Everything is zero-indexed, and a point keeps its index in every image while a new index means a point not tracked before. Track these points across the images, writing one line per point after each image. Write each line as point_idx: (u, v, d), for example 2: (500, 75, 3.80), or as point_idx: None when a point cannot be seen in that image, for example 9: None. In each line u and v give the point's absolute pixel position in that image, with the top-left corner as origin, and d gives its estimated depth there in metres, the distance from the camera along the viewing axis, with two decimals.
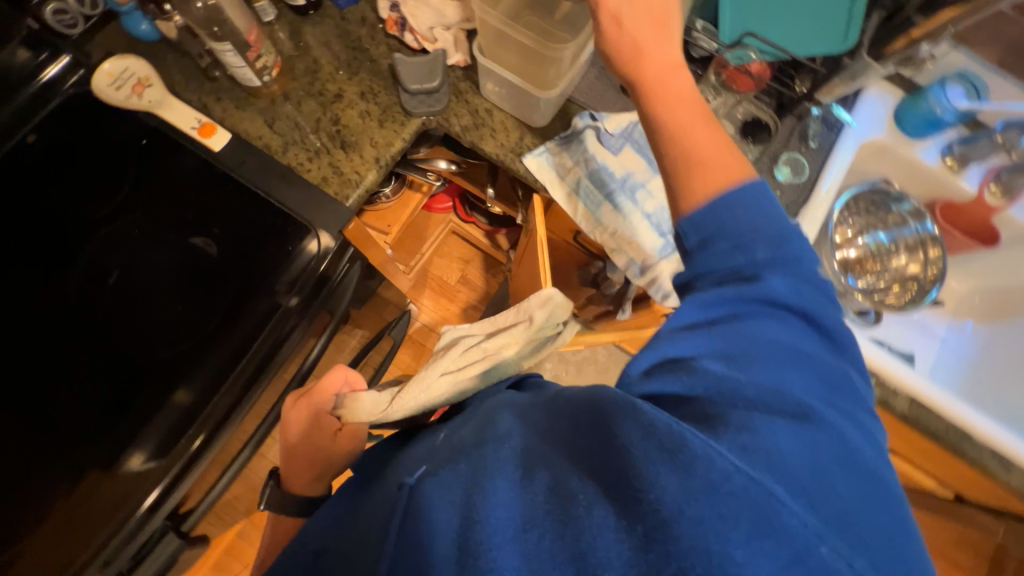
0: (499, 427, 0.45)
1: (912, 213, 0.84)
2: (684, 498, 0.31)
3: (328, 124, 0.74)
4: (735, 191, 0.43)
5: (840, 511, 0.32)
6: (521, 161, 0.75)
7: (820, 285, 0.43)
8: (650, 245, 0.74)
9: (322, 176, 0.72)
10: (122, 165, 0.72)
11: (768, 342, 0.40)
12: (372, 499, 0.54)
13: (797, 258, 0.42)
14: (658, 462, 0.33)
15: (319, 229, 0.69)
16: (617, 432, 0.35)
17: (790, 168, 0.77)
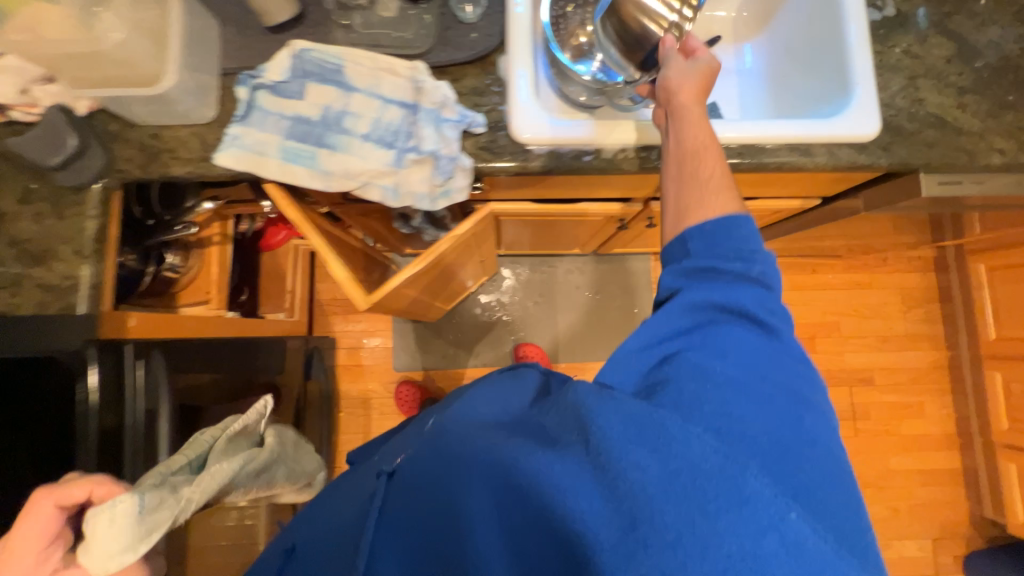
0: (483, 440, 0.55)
1: None
2: (647, 477, 0.40)
3: (6, 248, 0.66)
4: (722, 225, 0.56)
5: (767, 455, 0.44)
6: (216, 163, 0.68)
7: (758, 283, 0.55)
8: (384, 163, 0.68)
9: (38, 301, 0.65)
10: None
11: (772, 382, 0.49)
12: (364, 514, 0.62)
13: (727, 236, 0.56)
14: (637, 446, 0.42)
15: (60, 350, 0.63)
16: (595, 414, 0.45)
17: (471, 5, 0.72)
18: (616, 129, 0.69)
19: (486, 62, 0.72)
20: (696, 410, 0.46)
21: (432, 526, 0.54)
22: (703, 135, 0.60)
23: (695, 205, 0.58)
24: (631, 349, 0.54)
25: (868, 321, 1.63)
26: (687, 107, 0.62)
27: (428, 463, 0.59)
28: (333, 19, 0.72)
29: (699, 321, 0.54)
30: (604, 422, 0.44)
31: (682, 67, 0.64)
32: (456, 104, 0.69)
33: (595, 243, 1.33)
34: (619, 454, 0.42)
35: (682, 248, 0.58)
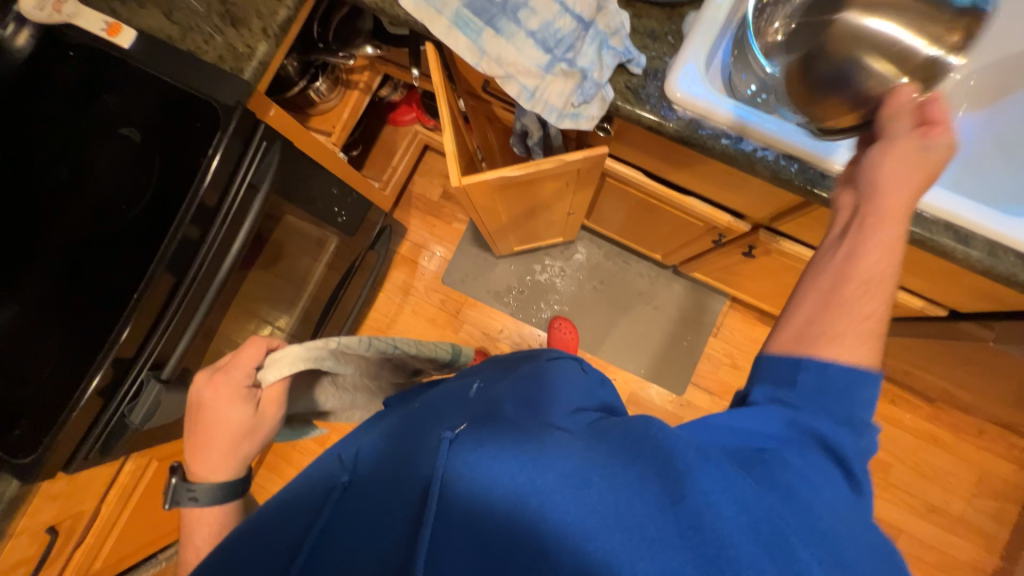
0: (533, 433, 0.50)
1: None
2: (729, 528, 0.38)
3: (218, 5, 0.78)
4: (845, 372, 0.48)
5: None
6: (399, 4, 0.74)
7: (854, 426, 0.47)
8: (535, 64, 0.70)
9: (219, 55, 0.77)
10: (51, 75, 0.79)
11: (869, 529, 0.42)
12: (397, 447, 0.59)
13: (843, 387, 0.48)
14: (759, 550, 0.37)
15: (221, 100, 0.75)
16: (695, 483, 0.41)
17: None
18: (767, 124, 0.64)
19: (674, 12, 0.70)
20: (799, 505, 0.41)
21: (502, 513, 0.42)
22: (883, 259, 0.51)
23: (845, 332, 0.49)
24: (716, 426, 0.47)
25: (924, 482, 1.43)
26: (889, 217, 0.52)
27: (491, 432, 0.50)
28: None
29: (792, 432, 0.46)
30: (707, 491, 0.40)
31: (911, 146, 0.54)
32: (626, 37, 0.68)
33: (680, 255, 1.28)
34: (724, 521, 0.39)
35: (790, 371, 0.50)
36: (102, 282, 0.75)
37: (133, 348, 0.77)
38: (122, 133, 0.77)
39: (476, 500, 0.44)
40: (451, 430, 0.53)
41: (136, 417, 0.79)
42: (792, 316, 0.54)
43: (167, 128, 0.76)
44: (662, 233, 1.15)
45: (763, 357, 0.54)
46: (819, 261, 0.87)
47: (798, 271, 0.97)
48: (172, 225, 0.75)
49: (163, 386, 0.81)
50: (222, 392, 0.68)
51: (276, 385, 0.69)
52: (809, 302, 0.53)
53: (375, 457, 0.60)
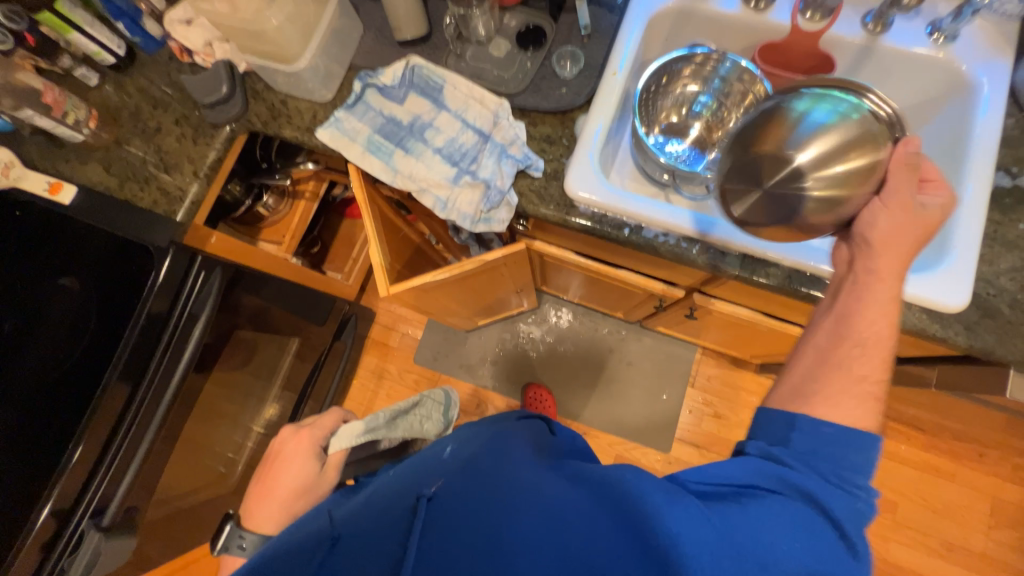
0: (497, 480, 0.53)
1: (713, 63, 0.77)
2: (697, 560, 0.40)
3: (153, 155, 0.84)
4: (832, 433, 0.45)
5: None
6: (316, 136, 0.80)
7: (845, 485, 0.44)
8: (444, 177, 0.75)
9: (154, 200, 0.82)
10: None
11: None
12: (379, 499, 0.59)
13: (834, 450, 0.45)
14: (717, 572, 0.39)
15: (156, 243, 0.80)
16: (662, 515, 0.43)
17: (570, 62, 0.76)
18: (664, 211, 0.68)
19: (568, 117, 0.75)
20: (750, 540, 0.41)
21: (478, 537, 0.46)
22: (877, 322, 0.49)
23: (850, 395, 0.47)
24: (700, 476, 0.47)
25: (935, 517, 1.35)
26: (883, 275, 0.50)
27: (470, 489, 0.52)
28: (451, 45, 0.79)
29: (766, 483, 0.45)
30: (672, 526, 0.42)
31: (902, 207, 0.49)
32: (523, 145, 0.73)
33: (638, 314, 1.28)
34: (691, 552, 0.40)
35: (783, 430, 0.48)
36: (41, 429, 0.76)
37: (77, 495, 0.76)
38: (63, 283, 0.80)
39: (460, 531, 0.48)
40: (430, 488, 0.54)
41: (75, 571, 0.75)
42: (790, 374, 0.53)
43: (107, 271, 0.79)
44: (612, 298, 1.16)
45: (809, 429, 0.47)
46: (757, 319, 0.88)
47: (746, 327, 0.97)
48: (109, 366, 0.77)
49: (103, 534, 0.77)
50: (305, 444, 0.89)
51: (339, 451, 0.92)
52: (805, 360, 0.52)
53: (360, 510, 0.57)
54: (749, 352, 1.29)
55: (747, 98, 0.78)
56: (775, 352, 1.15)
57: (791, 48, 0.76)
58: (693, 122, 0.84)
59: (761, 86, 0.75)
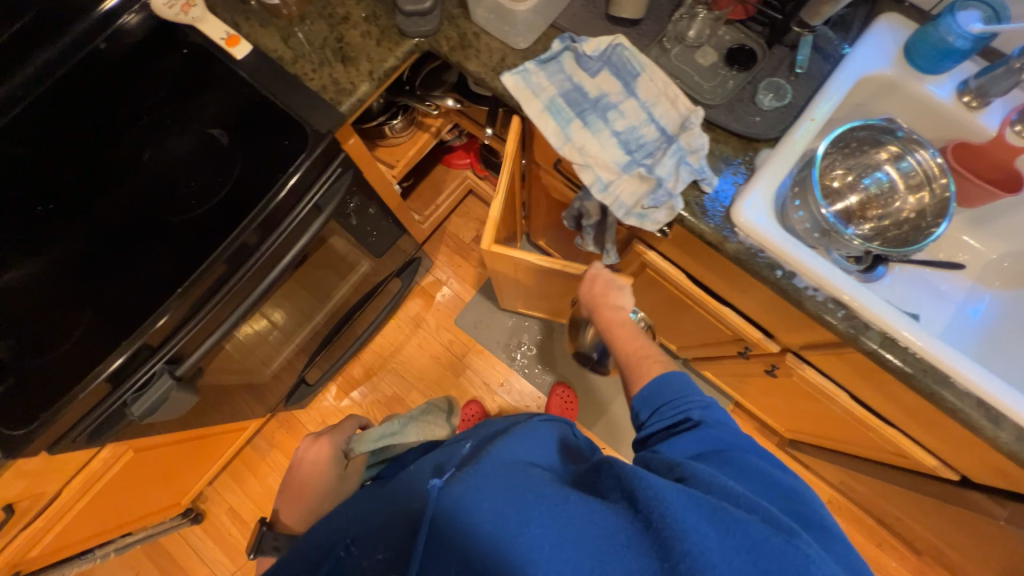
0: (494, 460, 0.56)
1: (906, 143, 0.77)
2: (685, 528, 0.44)
3: (333, 42, 0.83)
4: (710, 428, 0.61)
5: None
6: (499, 79, 0.79)
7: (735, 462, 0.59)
8: (615, 162, 0.75)
9: (322, 85, 0.81)
10: (158, 64, 0.84)
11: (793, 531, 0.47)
12: (394, 491, 0.62)
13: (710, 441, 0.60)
14: (700, 523, 0.44)
15: (314, 126, 0.79)
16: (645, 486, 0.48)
17: (773, 94, 0.75)
18: (821, 267, 0.68)
19: (750, 146, 0.75)
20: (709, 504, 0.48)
21: (495, 505, 0.48)
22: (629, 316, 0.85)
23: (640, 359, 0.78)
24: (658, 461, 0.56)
25: None
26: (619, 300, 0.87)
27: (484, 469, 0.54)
28: (659, 38, 0.79)
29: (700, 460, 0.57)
30: (655, 498, 0.46)
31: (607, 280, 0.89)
32: (703, 157, 0.73)
33: (696, 352, 1.29)
34: (682, 526, 0.44)
35: (678, 441, 0.60)
36: (154, 264, 0.76)
37: (164, 338, 0.76)
38: (210, 133, 0.80)
39: (487, 508, 0.48)
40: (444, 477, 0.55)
41: (138, 409, 0.76)
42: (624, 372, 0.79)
43: (258, 136, 0.79)
44: (685, 330, 1.17)
45: (716, 444, 0.59)
46: (840, 397, 0.88)
47: (817, 400, 0.98)
48: (237, 228, 0.76)
49: (176, 382, 0.79)
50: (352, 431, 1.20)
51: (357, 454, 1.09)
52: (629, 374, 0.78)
53: (372, 509, 0.61)
54: (786, 424, 1.29)
55: (924, 186, 0.78)
56: (820, 433, 1.16)
57: (984, 155, 0.76)
58: (854, 192, 0.83)
59: (946, 179, 0.75)
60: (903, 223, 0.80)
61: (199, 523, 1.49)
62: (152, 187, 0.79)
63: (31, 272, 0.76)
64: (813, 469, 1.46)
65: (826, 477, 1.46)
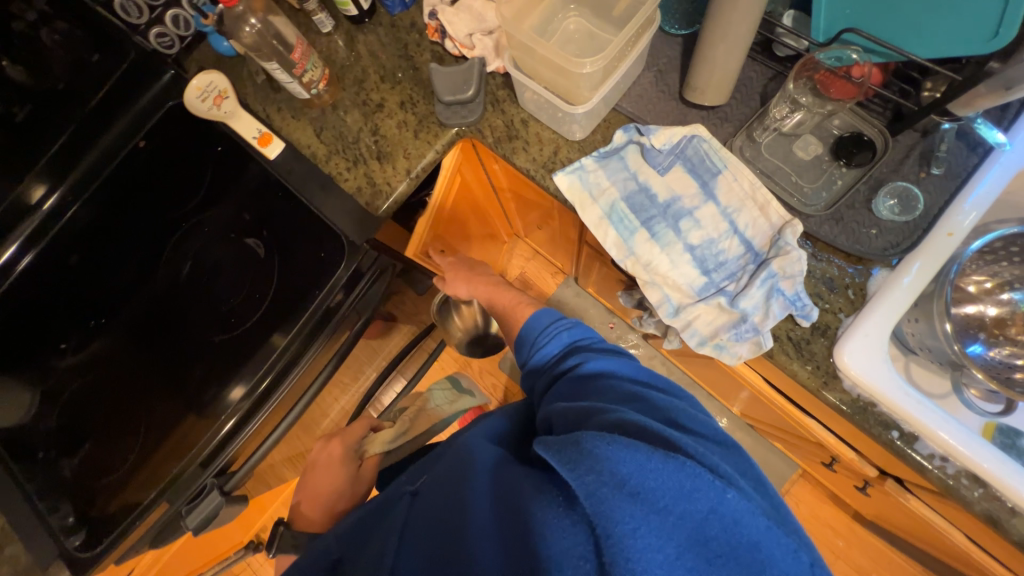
0: (454, 461, 0.57)
1: None
2: (617, 482, 0.40)
3: (368, 134, 0.75)
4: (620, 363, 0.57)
5: (767, 575, 0.39)
6: (552, 178, 0.69)
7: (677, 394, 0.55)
8: (689, 283, 0.64)
9: (358, 186, 0.74)
10: (196, 165, 0.82)
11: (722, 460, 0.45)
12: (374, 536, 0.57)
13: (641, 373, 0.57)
14: (643, 489, 0.40)
15: (350, 238, 0.73)
16: (594, 454, 0.42)
17: (896, 201, 0.61)
18: (955, 434, 0.54)
19: (859, 264, 0.61)
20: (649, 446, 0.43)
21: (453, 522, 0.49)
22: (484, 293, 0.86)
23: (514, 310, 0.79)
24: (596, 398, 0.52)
25: None
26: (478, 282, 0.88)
27: (443, 479, 0.55)
28: (748, 124, 0.65)
29: (637, 394, 0.52)
30: (595, 462, 0.42)
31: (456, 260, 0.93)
32: (801, 284, 0.60)
33: (766, 427, 1.14)
34: (615, 476, 0.41)
35: (602, 375, 0.56)
36: (201, 377, 0.76)
37: (214, 454, 0.71)
38: (247, 242, 0.77)
39: (435, 524, 0.51)
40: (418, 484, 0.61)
41: (190, 523, 0.69)
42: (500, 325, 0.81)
43: (293, 247, 0.76)
44: (758, 412, 1.03)
45: (593, 377, 0.56)
46: (957, 538, 0.73)
47: (923, 525, 0.83)
48: (303, 317, 0.72)
49: (224, 498, 0.70)
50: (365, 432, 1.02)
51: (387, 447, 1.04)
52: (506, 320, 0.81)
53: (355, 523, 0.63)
54: (870, 512, 1.14)
55: None
56: (917, 540, 0.99)
57: None
58: (994, 302, 0.68)
59: None
60: None
61: (258, 555, 1.56)
62: (197, 297, 0.79)
63: (98, 385, 0.79)
64: (898, 551, 1.28)
65: (913, 562, 1.28)
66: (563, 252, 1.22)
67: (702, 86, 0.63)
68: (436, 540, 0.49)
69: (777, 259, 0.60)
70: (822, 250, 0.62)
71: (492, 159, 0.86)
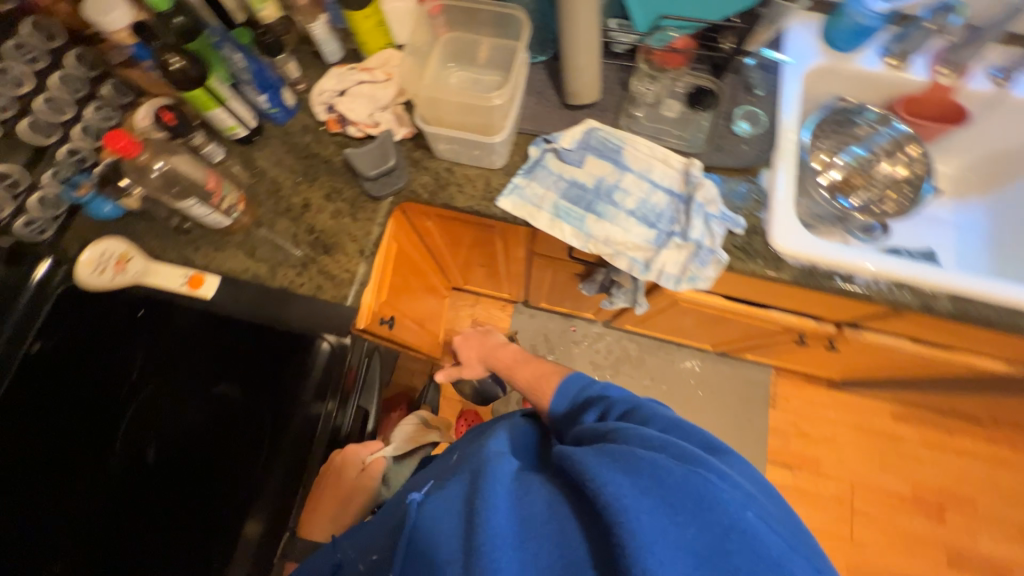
0: (465, 464, 0.53)
1: (879, 120, 0.85)
2: (635, 493, 0.42)
3: (305, 234, 0.75)
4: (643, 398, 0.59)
5: None
6: (496, 205, 0.75)
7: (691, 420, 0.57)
8: (645, 240, 0.74)
9: (316, 285, 0.73)
10: (116, 339, 0.72)
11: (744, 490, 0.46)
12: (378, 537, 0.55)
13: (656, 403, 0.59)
14: (661, 497, 0.42)
15: (331, 337, 0.71)
16: (615, 474, 0.44)
17: (748, 122, 0.79)
18: (873, 260, 0.71)
19: (750, 174, 0.77)
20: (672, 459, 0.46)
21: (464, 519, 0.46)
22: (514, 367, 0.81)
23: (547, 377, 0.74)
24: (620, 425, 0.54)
25: (1014, 509, 1.41)
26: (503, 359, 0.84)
27: (451, 485, 0.51)
28: (624, 107, 0.80)
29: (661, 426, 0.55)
30: (612, 479, 0.44)
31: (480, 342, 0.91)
32: (721, 203, 0.73)
33: (739, 344, 1.28)
34: (633, 485, 0.43)
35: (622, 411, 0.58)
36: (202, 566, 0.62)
37: None
38: (213, 390, 0.69)
39: (442, 524, 0.47)
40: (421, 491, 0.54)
41: None
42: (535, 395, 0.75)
43: (267, 372, 0.70)
44: (729, 333, 1.16)
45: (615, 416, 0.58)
46: (909, 346, 0.91)
47: (884, 353, 1.00)
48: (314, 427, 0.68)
49: None
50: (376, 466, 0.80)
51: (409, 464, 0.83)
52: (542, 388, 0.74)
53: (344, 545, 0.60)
54: (842, 372, 1.32)
55: (895, 150, 0.86)
56: (884, 372, 1.18)
57: (926, 101, 0.84)
58: (836, 167, 0.89)
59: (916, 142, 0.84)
60: (889, 188, 0.86)
61: None
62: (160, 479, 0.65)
63: None
64: (871, 392, 1.50)
65: (884, 394, 1.50)
66: (509, 278, 1.28)
67: (582, 89, 0.76)
68: (450, 536, 0.46)
69: (701, 192, 0.73)
70: (724, 172, 0.77)
71: (425, 215, 0.89)
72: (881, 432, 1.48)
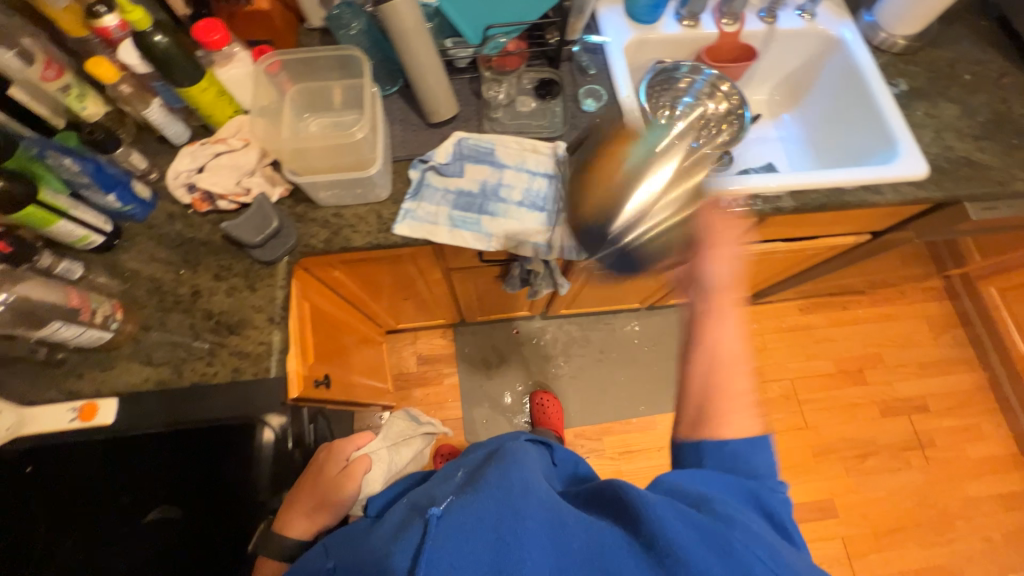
0: (501, 479, 0.52)
1: (693, 70, 0.99)
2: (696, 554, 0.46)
3: (204, 321, 0.70)
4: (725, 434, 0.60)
5: None
6: (395, 233, 0.77)
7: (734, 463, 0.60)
8: (541, 224, 0.80)
9: (233, 369, 0.68)
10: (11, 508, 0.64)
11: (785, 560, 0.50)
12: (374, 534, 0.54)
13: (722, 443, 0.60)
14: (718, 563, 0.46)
15: (263, 414, 0.67)
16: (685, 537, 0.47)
17: (592, 98, 0.88)
18: (728, 182, 0.83)
19: (609, 142, 0.86)
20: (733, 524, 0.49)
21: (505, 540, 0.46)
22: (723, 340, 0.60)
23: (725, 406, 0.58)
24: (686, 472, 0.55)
25: (909, 352, 1.68)
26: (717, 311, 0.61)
27: (485, 500, 0.49)
28: (483, 113, 0.86)
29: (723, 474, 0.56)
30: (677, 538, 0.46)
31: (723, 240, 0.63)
32: (593, 172, 0.82)
33: (658, 293, 1.40)
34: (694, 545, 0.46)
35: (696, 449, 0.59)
36: None
37: None
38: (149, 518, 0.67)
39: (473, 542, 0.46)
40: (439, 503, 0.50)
41: None
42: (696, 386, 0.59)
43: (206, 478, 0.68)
44: (646, 284, 1.27)
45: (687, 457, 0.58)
46: (781, 246, 1.06)
47: (767, 259, 1.15)
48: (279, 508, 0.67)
49: None
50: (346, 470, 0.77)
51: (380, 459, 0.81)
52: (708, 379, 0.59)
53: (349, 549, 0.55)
54: (747, 287, 1.49)
55: (714, 90, 1.00)
56: (775, 276, 1.36)
57: (722, 47, 1.00)
58: (676, 118, 1.03)
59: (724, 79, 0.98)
60: (721, 122, 1.00)
61: None
62: None
63: None
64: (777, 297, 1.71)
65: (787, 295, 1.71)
66: (437, 302, 1.28)
67: (439, 106, 0.81)
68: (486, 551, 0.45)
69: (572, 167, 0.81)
70: (586, 145, 0.85)
71: (329, 265, 0.87)
72: (795, 326, 1.69)
